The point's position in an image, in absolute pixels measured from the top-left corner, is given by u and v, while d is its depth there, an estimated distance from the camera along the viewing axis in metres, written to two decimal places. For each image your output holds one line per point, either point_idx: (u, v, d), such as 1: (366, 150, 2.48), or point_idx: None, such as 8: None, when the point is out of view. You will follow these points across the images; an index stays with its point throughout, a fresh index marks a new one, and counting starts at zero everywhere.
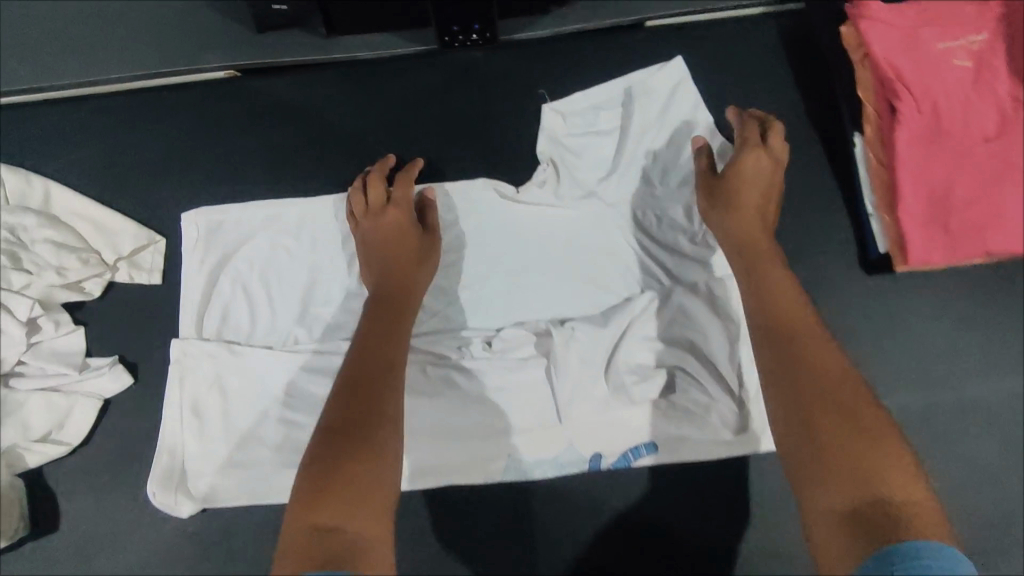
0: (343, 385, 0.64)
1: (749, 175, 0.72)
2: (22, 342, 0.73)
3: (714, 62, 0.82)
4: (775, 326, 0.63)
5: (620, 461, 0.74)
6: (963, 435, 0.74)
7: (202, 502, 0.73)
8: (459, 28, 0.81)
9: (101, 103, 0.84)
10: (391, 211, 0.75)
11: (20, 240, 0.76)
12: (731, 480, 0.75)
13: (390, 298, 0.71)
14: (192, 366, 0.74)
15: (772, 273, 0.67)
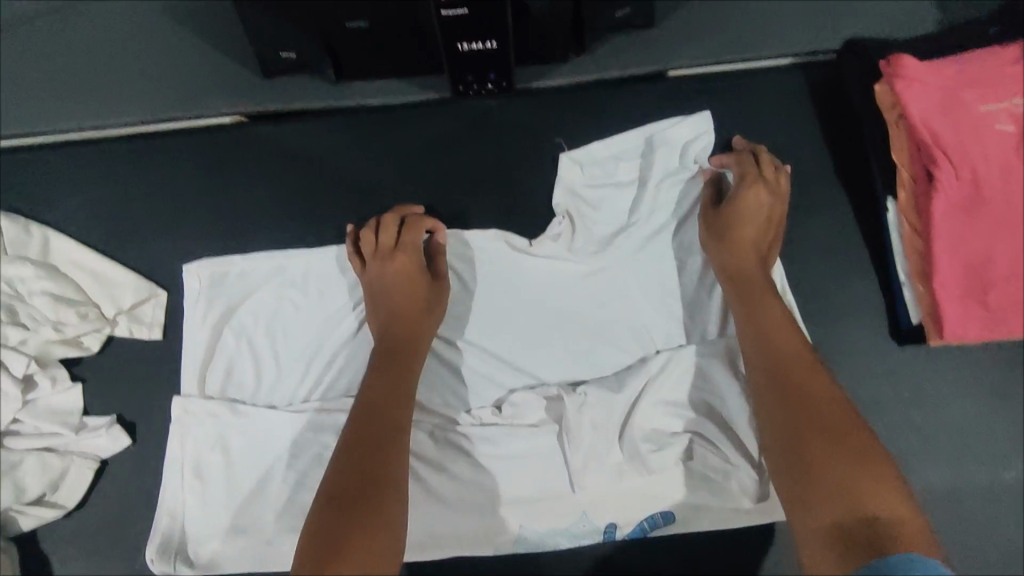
0: (346, 443, 0.62)
1: (748, 209, 0.71)
2: (17, 399, 0.71)
3: (738, 116, 0.79)
4: (785, 389, 0.60)
5: (635, 531, 0.68)
6: (1005, 522, 0.69)
7: (202, 569, 0.69)
8: (473, 79, 0.78)
9: (105, 148, 0.82)
10: (400, 257, 0.72)
11: (18, 293, 0.75)
12: (760, 562, 0.69)
13: (390, 349, 0.69)
14: (192, 426, 0.71)
15: (781, 328, 0.64)
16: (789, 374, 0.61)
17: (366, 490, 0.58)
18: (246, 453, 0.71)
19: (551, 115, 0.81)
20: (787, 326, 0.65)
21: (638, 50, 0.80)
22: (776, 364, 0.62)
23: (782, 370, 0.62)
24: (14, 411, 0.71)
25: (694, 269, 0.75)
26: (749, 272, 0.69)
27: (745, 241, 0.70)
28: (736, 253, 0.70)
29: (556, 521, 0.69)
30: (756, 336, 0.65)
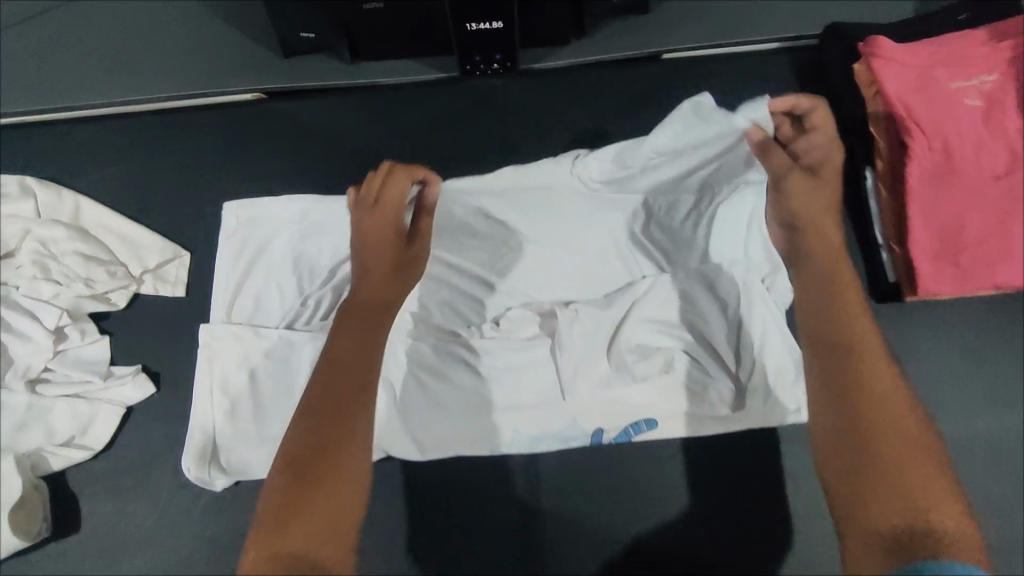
0: (313, 399, 0.58)
1: (829, 173, 0.65)
2: (50, 349, 0.77)
3: (726, 95, 0.84)
4: (835, 356, 0.55)
5: (620, 436, 0.74)
6: (968, 458, 0.75)
7: (235, 474, 0.74)
8: (481, 59, 0.84)
9: (136, 123, 0.88)
10: (380, 217, 0.70)
11: (49, 252, 0.79)
12: (753, 474, 0.75)
13: (374, 308, 0.66)
14: (220, 350, 0.76)
15: (848, 301, 0.58)
16: (842, 346, 0.55)
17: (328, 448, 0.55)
18: (277, 378, 0.77)
19: (552, 95, 0.86)
20: (848, 293, 0.58)
21: (634, 33, 0.86)
22: (833, 333, 0.56)
23: (832, 340, 0.56)
24: (44, 359, 0.76)
25: (684, 207, 0.76)
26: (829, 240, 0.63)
27: (823, 203, 0.64)
28: (817, 238, 0.63)
29: (546, 429, 0.74)
30: (813, 306, 0.58)
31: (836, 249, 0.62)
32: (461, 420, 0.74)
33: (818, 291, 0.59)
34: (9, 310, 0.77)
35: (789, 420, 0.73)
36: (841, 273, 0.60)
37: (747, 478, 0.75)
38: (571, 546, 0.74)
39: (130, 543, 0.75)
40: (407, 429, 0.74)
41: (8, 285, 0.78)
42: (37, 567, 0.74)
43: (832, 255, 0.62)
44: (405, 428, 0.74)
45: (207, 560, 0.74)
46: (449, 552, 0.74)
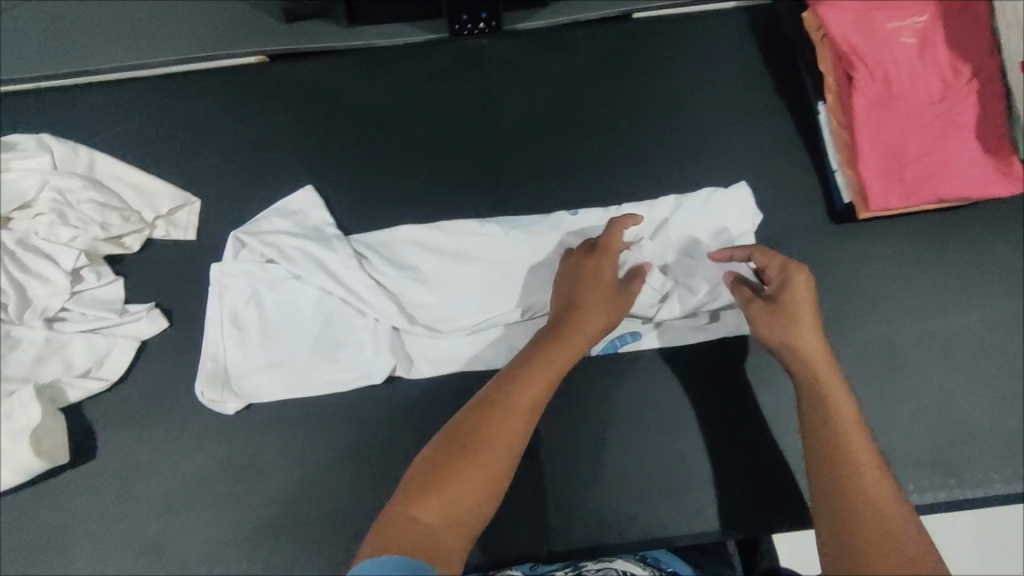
0: (486, 404, 0.62)
1: (797, 308, 0.68)
2: (67, 290, 0.81)
3: (694, 47, 0.93)
4: (829, 465, 0.60)
5: (608, 347, 0.79)
6: (935, 360, 0.79)
7: (246, 399, 0.78)
8: (468, 18, 0.91)
9: (144, 86, 0.94)
10: (594, 261, 0.75)
11: (66, 201, 0.84)
12: (734, 384, 0.80)
13: (576, 335, 0.69)
14: (230, 284, 0.81)
15: (852, 430, 0.62)
16: (843, 471, 0.60)
17: (483, 454, 0.59)
18: (282, 309, 0.81)
19: (534, 50, 0.93)
20: (845, 419, 0.63)
21: None
22: (834, 457, 0.61)
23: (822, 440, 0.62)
24: (62, 300, 0.81)
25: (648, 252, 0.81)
26: (818, 365, 0.66)
27: (791, 335, 0.67)
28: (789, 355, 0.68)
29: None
30: (813, 432, 0.63)
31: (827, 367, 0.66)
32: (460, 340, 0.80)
33: (810, 398, 0.65)
34: (27, 254, 0.82)
35: None
36: (838, 398, 0.64)
37: (730, 388, 0.80)
38: (566, 454, 0.78)
39: (145, 468, 0.78)
40: (410, 346, 0.80)
41: (25, 232, 0.83)
42: (56, 494, 0.77)
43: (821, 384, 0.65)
44: (409, 346, 0.80)
45: (216, 482, 0.77)
46: None
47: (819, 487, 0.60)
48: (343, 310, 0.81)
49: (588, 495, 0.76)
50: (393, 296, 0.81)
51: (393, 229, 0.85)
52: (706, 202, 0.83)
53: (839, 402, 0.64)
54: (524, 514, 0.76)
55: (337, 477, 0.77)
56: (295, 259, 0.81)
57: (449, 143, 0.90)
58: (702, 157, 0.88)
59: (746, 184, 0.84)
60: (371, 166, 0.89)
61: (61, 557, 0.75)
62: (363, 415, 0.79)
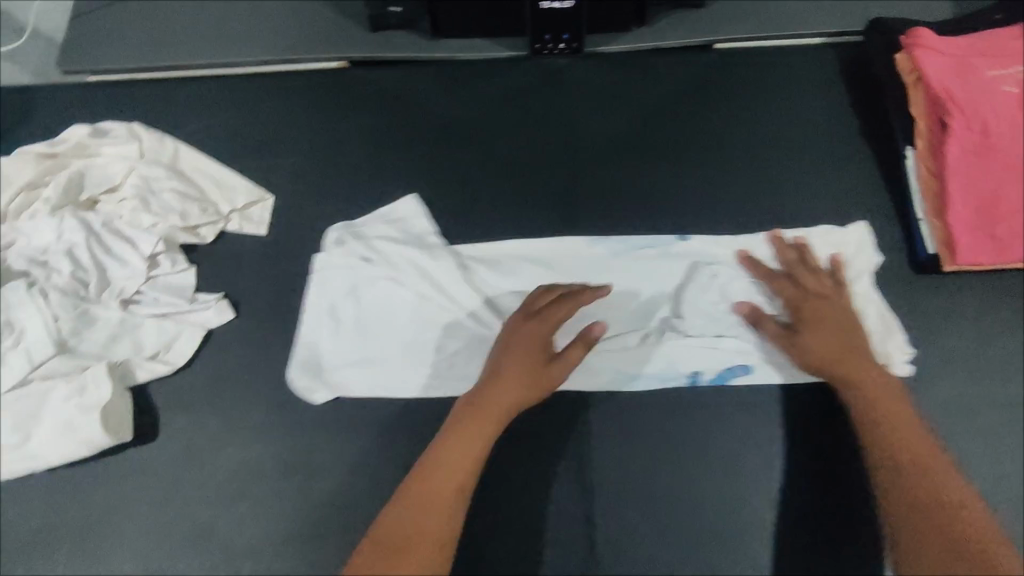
0: (410, 495, 0.67)
1: (827, 314, 0.74)
2: (143, 274, 0.84)
3: (773, 83, 0.92)
4: (899, 462, 0.65)
5: (716, 377, 0.78)
6: (1016, 429, 0.75)
7: (335, 391, 0.80)
8: (550, 37, 0.92)
9: (229, 82, 0.96)
10: (534, 333, 0.74)
11: (150, 189, 0.88)
12: (799, 431, 0.76)
13: (504, 410, 0.71)
14: (331, 277, 0.84)
15: (910, 431, 0.67)
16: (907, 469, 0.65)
17: (416, 546, 0.64)
18: (375, 309, 0.82)
19: (613, 74, 0.93)
20: (911, 435, 0.67)
21: (689, 24, 0.94)
22: (911, 465, 0.65)
23: (891, 446, 0.66)
24: (137, 283, 0.84)
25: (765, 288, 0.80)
26: (863, 383, 0.71)
27: (820, 340, 0.73)
28: (839, 373, 0.71)
29: (631, 368, 0.78)
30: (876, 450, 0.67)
31: (873, 384, 0.70)
32: None
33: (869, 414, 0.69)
34: (111, 236, 0.86)
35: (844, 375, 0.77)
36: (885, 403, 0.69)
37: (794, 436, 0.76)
38: (618, 486, 0.75)
39: (201, 455, 0.79)
40: None
41: (111, 215, 0.87)
42: (113, 470, 0.79)
43: (876, 405, 0.69)
44: None
45: (269, 477, 0.78)
46: (505, 486, 0.75)
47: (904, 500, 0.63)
48: (439, 316, 0.81)
49: (638, 531, 0.74)
50: (490, 306, 0.81)
51: (504, 242, 0.85)
52: (826, 238, 0.82)
53: (901, 410, 0.69)
54: (570, 544, 0.73)
55: (385, 484, 0.77)
56: (397, 262, 0.83)
57: (520, 159, 0.90)
58: (780, 193, 0.86)
59: (866, 222, 0.83)
60: (442, 177, 0.90)
61: (110, 534, 0.76)
62: (416, 422, 0.79)
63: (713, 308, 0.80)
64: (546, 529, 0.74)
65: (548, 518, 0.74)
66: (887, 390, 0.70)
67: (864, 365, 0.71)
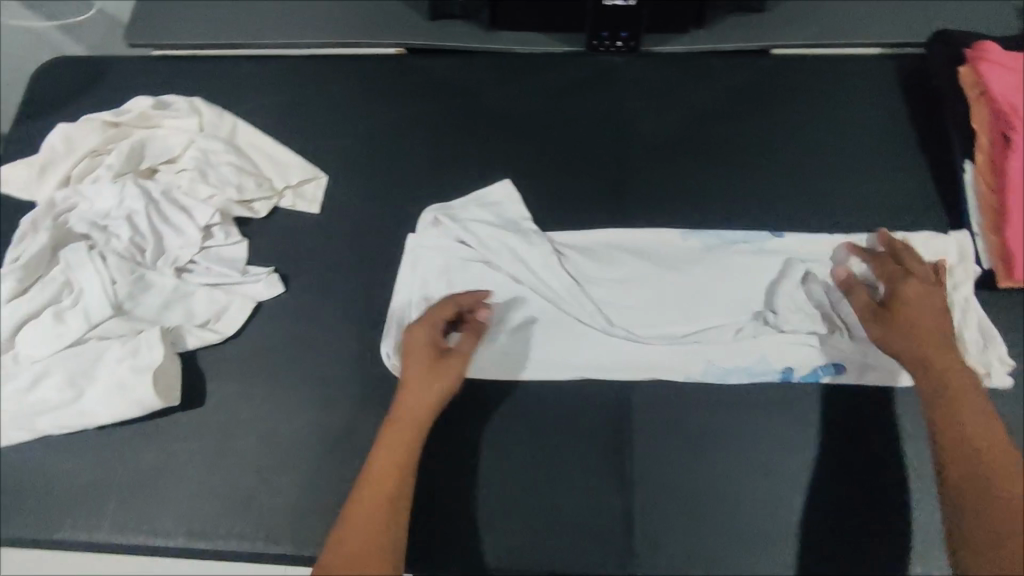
0: (353, 516, 0.66)
1: (922, 301, 0.72)
2: (197, 244, 0.87)
3: (830, 90, 0.92)
4: (972, 469, 0.64)
5: (809, 375, 0.79)
6: None
7: None
8: (608, 35, 0.93)
9: (288, 60, 0.98)
10: (420, 338, 0.74)
11: (209, 162, 0.90)
12: (838, 436, 0.77)
13: (410, 414, 0.71)
14: (424, 258, 0.85)
15: (991, 442, 0.65)
16: (982, 480, 0.63)
17: (366, 569, 0.63)
18: (467, 290, 0.84)
19: (668, 73, 0.94)
20: (992, 434, 0.66)
21: (746, 28, 0.95)
22: (982, 479, 0.63)
23: (969, 450, 0.65)
24: (191, 252, 0.86)
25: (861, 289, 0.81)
26: (947, 376, 0.69)
27: (906, 326, 0.71)
28: (923, 364, 0.70)
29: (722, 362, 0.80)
30: (962, 450, 0.65)
31: (956, 379, 0.69)
32: (643, 346, 0.80)
33: (948, 411, 0.67)
34: (168, 205, 0.88)
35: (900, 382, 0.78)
36: (971, 403, 0.67)
37: (833, 441, 0.77)
38: (654, 481, 0.76)
39: (245, 423, 0.81)
40: (591, 345, 0.81)
41: (169, 184, 0.89)
42: (160, 432, 0.81)
43: (957, 402, 0.67)
44: (594, 345, 0.81)
45: (310, 448, 0.80)
46: (545, 471, 0.77)
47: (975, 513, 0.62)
48: (534, 301, 0.83)
49: (672, 527, 0.74)
50: (586, 296, 0.82)
51: (598, 230, 0.86)
52: (926, 243, 0.81)
53: (981, 414, 0.67)
54: (603, 535, 0.74)
55: (423, 464, 0.77)
56: (492, 247, 0.84)
57: (573, 152, 0.91)
58: (830, 202, 0.86)
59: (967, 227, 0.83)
60: (493, 166, 0.91)
61: (154, 493, 0.78)
62: (456, 405, 0.79)
63: (804, 306, 0.81)
64: (581, 518, 0.75)
65: (586, 506, 0.75)
66: (970, 390, 0.68)
67: (948, 356, 0.70)
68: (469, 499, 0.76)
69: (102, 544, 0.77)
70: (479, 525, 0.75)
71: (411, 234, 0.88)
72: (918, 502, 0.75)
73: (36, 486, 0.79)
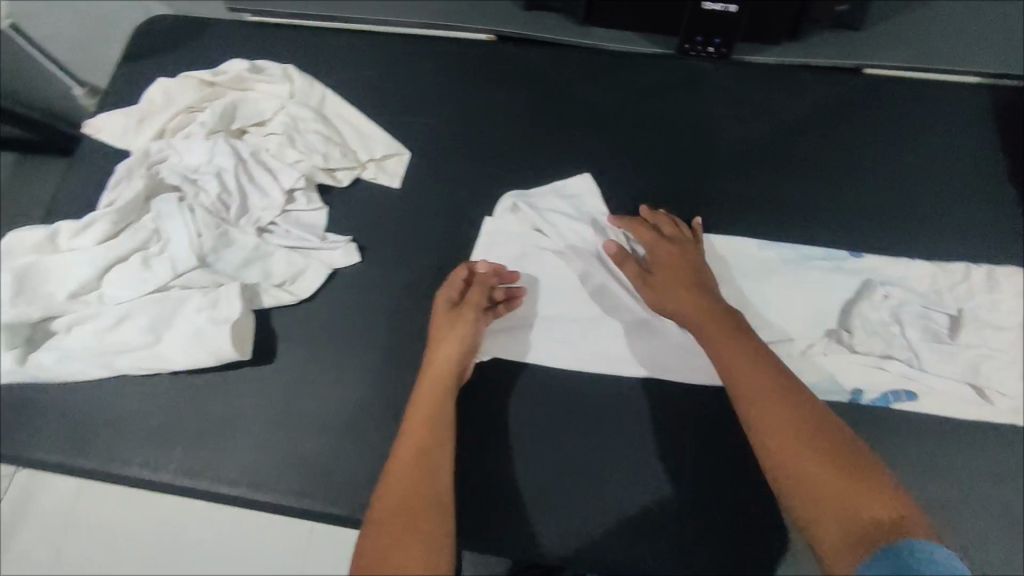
0: (396, 470, 0.68)
1: (673, 259, 0.81)
2: (280, 207, 0.89)
3: (920, 116, 0.92)
4: (766, 432, 0.66)
5: (881, 399, 0.77)
6: None
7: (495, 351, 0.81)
8: (701, 39, 0.94)
9: (382, 38, 1.01)
10: (442, 299, 0.80)
11: (297, 128, 0.92)
12: (910, 463, 0.75)
13: (435, 371, 0.75)
14: (501, 242, 0.86)
15: (757, 394, 0.68)
16: (772, 441, 0.65)
17: (416, 516, 0.64)
18: (538, 277, 0.85)
19: (755, 86, 0.94)
20: (780, 400, 0.67)
21: (842, 46, 0.95)
22: (777, 438, 0.65)
23: (761, 411, 0.67)
24: (274, 214, 0.89)
25: (939, 317, 0.81)
26: (717, 337, 0.74)
27: (670, 290, 0.79)
28: (705, 328, 0.76)
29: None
30: (777, 436, 0.65)
31: (723, 340, 0.74)
32: None
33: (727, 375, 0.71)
34: (255, 166, 0.90)
35: (974, 414, 0.77)
36: (762, 382, 0.69)
37: (905, 468, 0.75)
38: (713, 488, 0.76)
39: (312, 384, 0.83)
40: (662, 345, 0.81)
41: (258, 146, 0.92)
42: (230, 384, 0.83)
43: (727, 362, 0.72)
44: (665, 345, 0.81)
45: (372, 417, 0.81)
46: (605, 465, 0.77)
47: (783, 474, 0.64)
48: (607, 297, 0.84)
49: (727, 537, 0.74)
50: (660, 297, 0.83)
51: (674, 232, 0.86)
52: (1011, 279, 0.81)
53: (762, 373, 0.70)
54: (657, 537, 0.73)
55: (485, 444, 0.78)
56: (569, 241, 0.87)
57: (655, 152, 0.91)
58: (911, 228, 0.86)
59: None
60: (573, 158, 0.91)
61: (220, 443, 0.81)
62: (523, 390, 0.80)
63: (880, 328, 0.80)
64: (638, 517, 0.74)
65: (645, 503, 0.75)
66: (747, 349, 0.72)
67: (715, 317, 0.76)
68: (528, 484, 0.76)
69: (165, 485, 0.79)
70: (536, 510, 0.75)
71: (488, 217, 0.89)
72: (985, 539, 0.73)
73: (110, 422, 0.82)
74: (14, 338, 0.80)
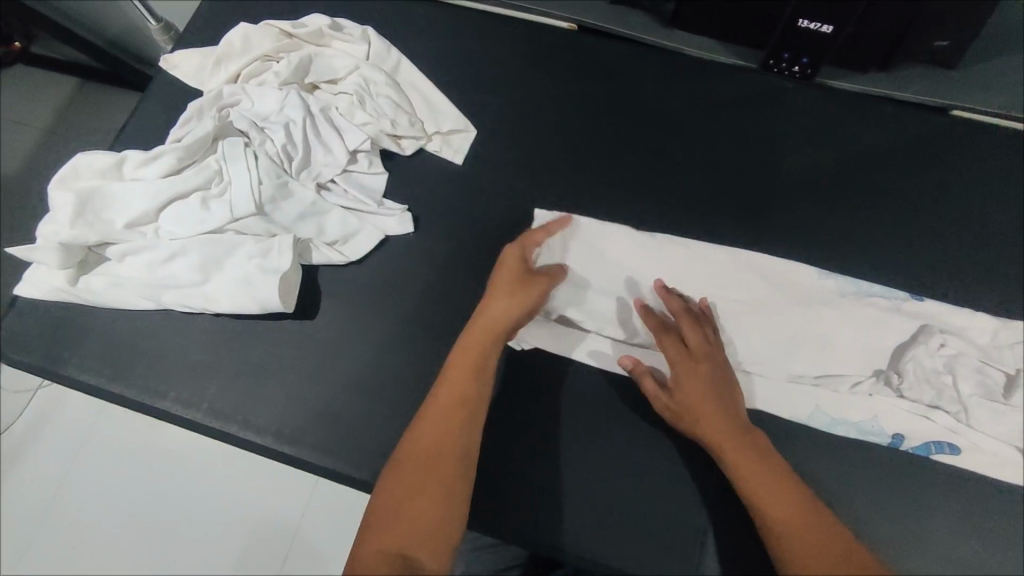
0: (426, 416, 0.68)
1: (704, 369, 0.73)
2: (341, 166, 0.89)
3: (1002, 169, 0.89)
4: (782, 535, 0.64)
5: (920, 448, 0.76)
6: None
7: (535, 341, 0.81)
8: (788, 57, 0.91)
9: (463, 14, 1.00)
10: (513, 255, 0.78)
11: (368, 90, 0.92)
12: (941, 519, 0.73)
13: (486, 326, 0.73)
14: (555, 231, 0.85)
15: (767, 495, 0.66)
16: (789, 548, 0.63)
17: (436, 465, 0.64)
18: (588, 273, 0.84)
19: (834, 112, 0.92)
20: (790, 498, 0.65)
21: (934, 84, 0.92)
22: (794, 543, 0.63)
23: (775, 516, 0.65)
24: (335, 172, 0.89)
25: (996, 375, 0.78)
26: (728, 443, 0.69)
27: (695, 410, 0.71)
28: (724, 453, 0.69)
29: (830, 412, 0.77)
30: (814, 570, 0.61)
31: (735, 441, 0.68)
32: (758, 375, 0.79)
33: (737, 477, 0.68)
34: (323, 122, 0.90)
35: (1014, 480, 0.75)
36: (771, 478, 0.67)
37: (936, 523, 0.73)
38: (740, 514, 0.73)
39: (348, 347, 0.83)
40: None
41: (328, 103, 0.92)
42: (270, 334, 0.84)
43: (738, 465, 0.68)
44: None
45: (405, 388, 0.81)
46: (630, 471, 0.76)
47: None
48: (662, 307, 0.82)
49: (747, 565, 0.72)
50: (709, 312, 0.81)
51: (737, 250, 0.85)
52: None
53: (771, 469, 0.67)
54: (675, 552, 0.72)
55: (513, 432, 0.77)
56: (625, 239, 0.85)
57: (722, 164, 0.89)
58: (975, 279, 0.84)
59: None
60: (639, 159, 0.90)
61: (251, 390, 0.81)
62: (559, 385, 0.80)
63: (931, 376, 0.78)
64: (655, 528, 0.73)
65: (665, 516, 0.74)
66: (759, 447, 0.69)
67: (734, 435, 0.69)
68: (551, 478, 0.75)
69: (193, 423, 0.80)
70: (555, 505, 0.74)
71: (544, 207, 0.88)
72: None
73: (147, 353, 0.84)
74: (69, 259, 0.82)
